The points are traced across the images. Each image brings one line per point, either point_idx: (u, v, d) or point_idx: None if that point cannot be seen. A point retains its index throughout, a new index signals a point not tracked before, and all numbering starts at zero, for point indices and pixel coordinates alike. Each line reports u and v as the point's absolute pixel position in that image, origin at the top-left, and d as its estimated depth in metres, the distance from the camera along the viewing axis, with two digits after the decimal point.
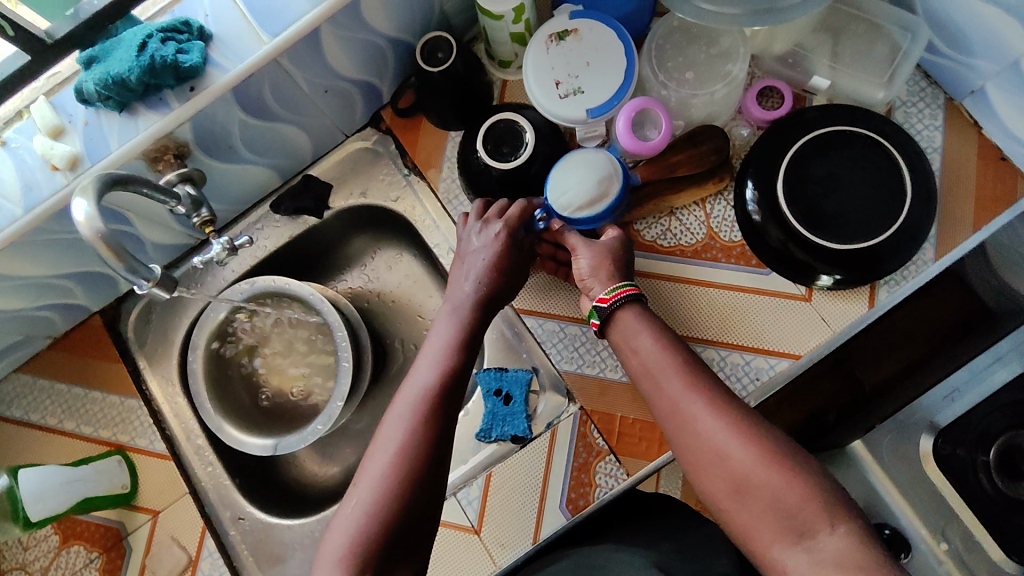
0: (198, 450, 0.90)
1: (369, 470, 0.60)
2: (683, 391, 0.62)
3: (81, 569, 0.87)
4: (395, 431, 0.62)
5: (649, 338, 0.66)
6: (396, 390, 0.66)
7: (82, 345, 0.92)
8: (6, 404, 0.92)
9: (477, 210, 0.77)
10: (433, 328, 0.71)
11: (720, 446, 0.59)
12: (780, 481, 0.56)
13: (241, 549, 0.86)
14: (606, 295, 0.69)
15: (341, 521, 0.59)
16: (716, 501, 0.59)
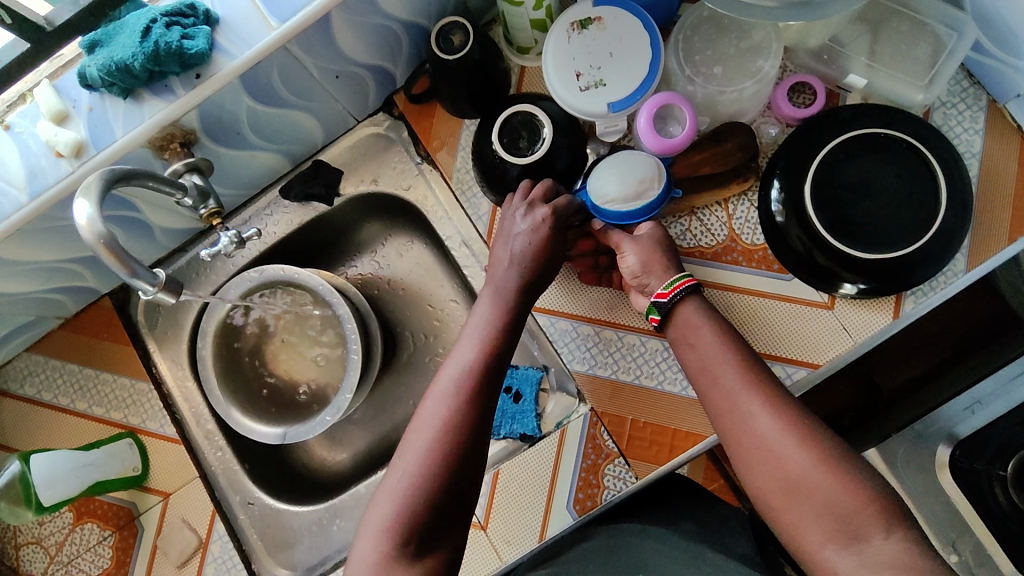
0: (208, 435, 0.90)
1: (410, 446, 0.59)
2: (741, 388, 0.63)
3: (95, 545, 0.87)
4: (437, 409, 0.61)
5: (708, 334, 0.66)
6: (438, 369, 0.65)
7: (93, 326, 0.92)
8: (19, 382, 0.92)
9: (523, 186, 0.74)
10: (475, 307, 0.69)
11: (776, 445, 0.59)
12: (834, 486, 0.56)
13: (251, 534, 0.86)
14: (665, 290, 0.69)
15: (383, 494, 0.58)
16: (765, 500, 0.60)
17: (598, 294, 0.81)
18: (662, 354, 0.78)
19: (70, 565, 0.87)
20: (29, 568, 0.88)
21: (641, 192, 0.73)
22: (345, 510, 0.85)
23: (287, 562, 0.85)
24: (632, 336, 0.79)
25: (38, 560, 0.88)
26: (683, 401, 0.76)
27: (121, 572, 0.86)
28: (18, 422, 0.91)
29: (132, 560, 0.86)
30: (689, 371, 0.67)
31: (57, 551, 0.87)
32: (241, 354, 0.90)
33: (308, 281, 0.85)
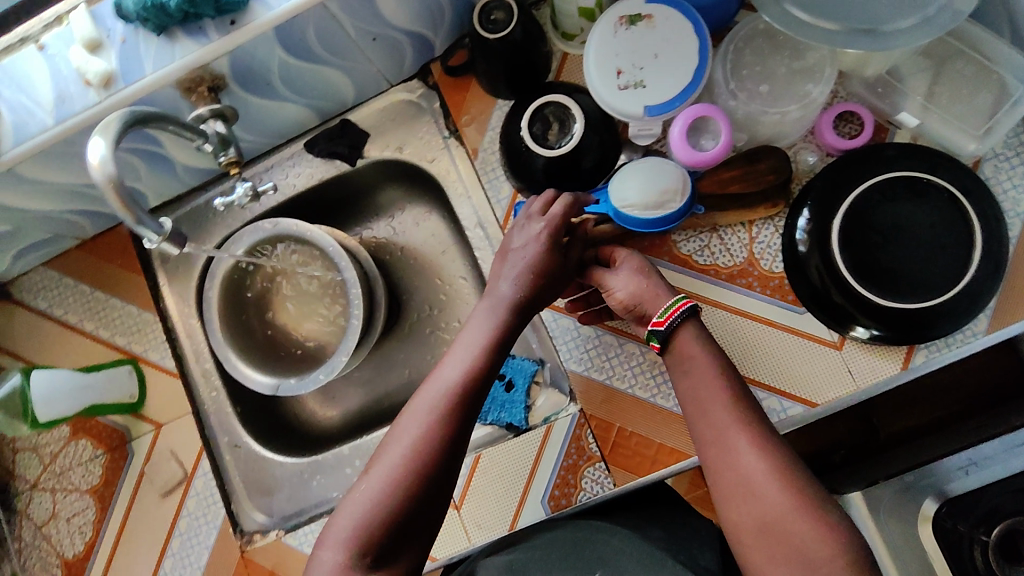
0: (204, 374, 0.90)
1: (384, 458, 0.60)
2: (729, 423, 0.60)
3: (86, 462, 0.90)
4: (415, 425, 0.61)
5: (702, 360, 0.64)
6: (421, 383, 0.64)
7: (109, 251, 0.94)
8: (34, 294, 0.95)
9: (536, 206, 0.72)
10: (467, 325, 0.68)
11: (755, 484, 0.57)
12: (810, 533, 0.54)
13: (233, 475, 0.86)
14: (660, 317, 0.66)
15: (351, 499, 0.58)
16: (737, 538, 0.58)
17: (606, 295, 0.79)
18: (660, 366, 0.77)
19: (62, 476, 0.90)
20: (23, 472, 0.91)
21: (659, 204, 0.72)
22: (329, 466, 0.86)
23: (263, 508, 0.86)
24: (633, 344, 0.78)
25: (33, 466, 0.91)
26: (673, 416, 0.76)
27: (107, 490, 0.89)
28: (29, 333, 0.94)
29: (119, 481, 0.89)
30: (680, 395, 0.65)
31: (51, 461, 0.91)
32: (250, 299, 0.91)
33: (320, 239, 0.85)
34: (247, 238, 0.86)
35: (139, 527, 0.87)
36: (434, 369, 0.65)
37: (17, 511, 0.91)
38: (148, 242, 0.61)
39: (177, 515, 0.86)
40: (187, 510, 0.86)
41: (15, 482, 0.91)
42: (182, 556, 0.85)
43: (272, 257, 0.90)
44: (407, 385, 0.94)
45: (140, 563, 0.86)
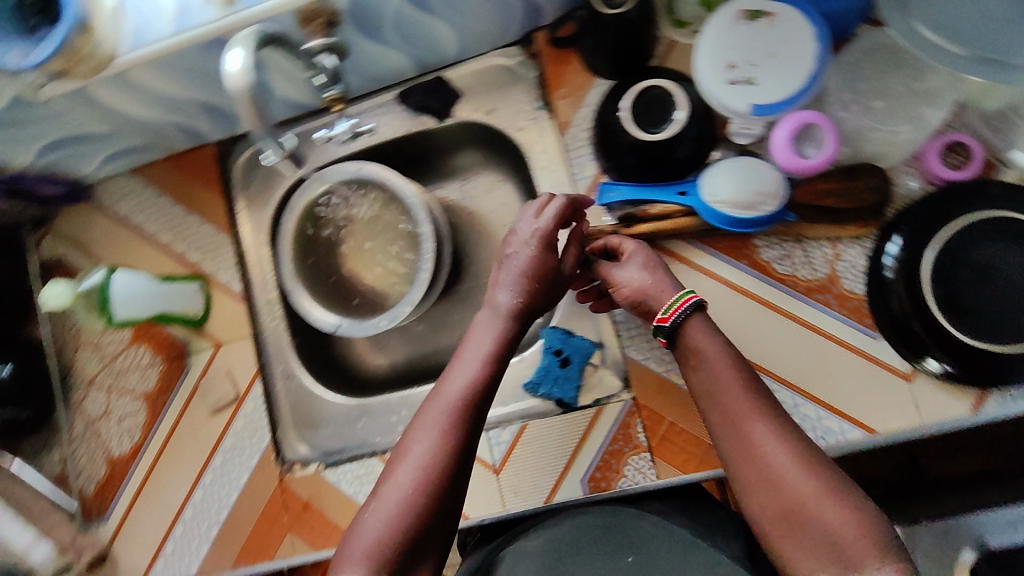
0: (267, 304, 0.92)
1: (396, 477, 0.58)
2: (747, 414, 0.59)
3: (144, 367, 0.93)
4: (425, 438, 0.59)
5: (712, 353, 0.63)
6: (427, 395, 0.63)
7: (195, 168, 0.96)
8: (117, 199, 0.98)
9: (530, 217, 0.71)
10: (471, 338, 0.66)
11: (779, 471, 0.55)
12: (835, 516, 0.52)
13: (282, 402, 0.90)
14: (665, 314, 0.65)
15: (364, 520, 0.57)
16: (758, 526, 0.56)
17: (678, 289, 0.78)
18: None
19: (119, 377, 0.93)
20: (82, 368, 0.94)
21: (750, 203, 0.72)
22: (375, 411, 0.89)
23: (306, 442, 0.88)
24: None
25: (93, 363, 0.94)
26: None
27: (160, 398, 0.92)
28: (107, 236, 0.97)
29: (173, 391, 0.91)
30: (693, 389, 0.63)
31: (111, 361, 0.94)
32: (320, 238, 0.93)
33: (403, 191, 0.87)
34: (336, 176, 0.89)
35: (186, 439, 0.90)
36: (438, 381, 0.64)
37: (72, 404, 0.93)
38: (266, 159, 0.67)
39: (223, 434, 0.89)
40: (234, 431, 0.89)
41: (73, 377, 0.94)
42: (223, 473, 0.88)
43: (353, 200, 0.92)
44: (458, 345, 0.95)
45: (182, 472, 0.89)
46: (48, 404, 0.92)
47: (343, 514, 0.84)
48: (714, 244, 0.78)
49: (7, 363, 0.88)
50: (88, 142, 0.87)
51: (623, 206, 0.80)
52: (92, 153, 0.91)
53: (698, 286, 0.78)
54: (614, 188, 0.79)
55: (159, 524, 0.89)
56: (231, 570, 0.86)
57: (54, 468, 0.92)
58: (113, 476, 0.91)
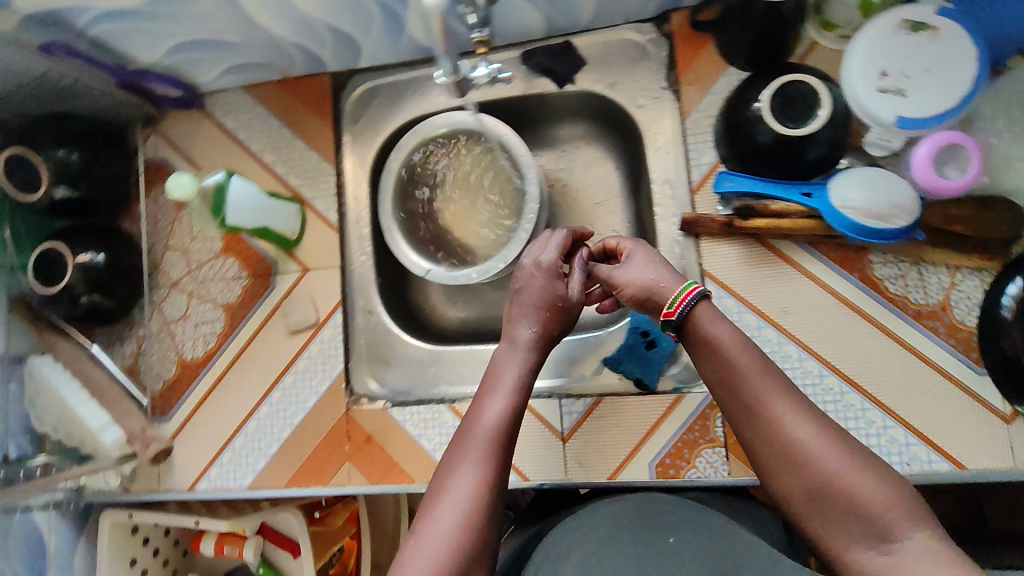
0: (358, 239, 0.93)
1: (443, 513, 0.58)
2: (768, 397, 0.60)
3: (229, 279, 0.93)
4: (470, 472, 0.61)
5: (728, 337, 0.64)
6: (459, 431, 0.65)
7: (306, 95, 0.94)
8: (224, 112, 0.96)
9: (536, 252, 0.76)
10: (496, 375, 0.69)
11: (808, 450, 0.57)
12: (865, 488, 0.54)
13: (359, 335, 0.92)
14: (671, 308, 0.66)
15: (414, 558, 0.56)
16: (790, 506, 0.58)
17: (783, 292, 0.78)
18: (813, 379, 0.76)
19: (202, 285, 0.94)
20: (167, 270, 0.95)
21: (882, 213, 0.71)
22: (447, 360, 0.90)
23: (377, 377, 0.91)
24: (792, 346, 0.77)
25: (178, 266, 0.95)
26: None
27: (240, 311, 0.93)
28: (208, 146, 0.96)
29: (253, 307, 0.92)
30: (711, 374, 0.64)
31: (195, 267, 0.94)
32: (421, 182, 0.93)
33: (516, 149, 0.85)
34: (445, 120, 0.87)
35: (258, 355, 0.91)
36: (467, 417, 0.66)
37: (151, 302, 0.95)
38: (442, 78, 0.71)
39: (297, 356, 0.90)
40: (308, 353, 0.90)
41: (156, 276, 0.95)
42: (291, 393, 0.90)
43: (459, 151, 0.92)
44: None
45: (251, 387, 0.91)
46: (131, 297, 0.93)
47: (404, 455, 0.86)
48: (827, 252, 0.77)
49: (99, 253, 0.87)
50: (210, 51, 0.86)
51: (734, 198, 0.80)
52: (210, 63, 0.89)
53: (802, 291, 0.78)
54: (731, 179, 0.79)
55: (220, 433, 0.91)
56: (285, 488, 0.88)
57: (127, 359, 0.94)
58: (181, 378, 0.93)
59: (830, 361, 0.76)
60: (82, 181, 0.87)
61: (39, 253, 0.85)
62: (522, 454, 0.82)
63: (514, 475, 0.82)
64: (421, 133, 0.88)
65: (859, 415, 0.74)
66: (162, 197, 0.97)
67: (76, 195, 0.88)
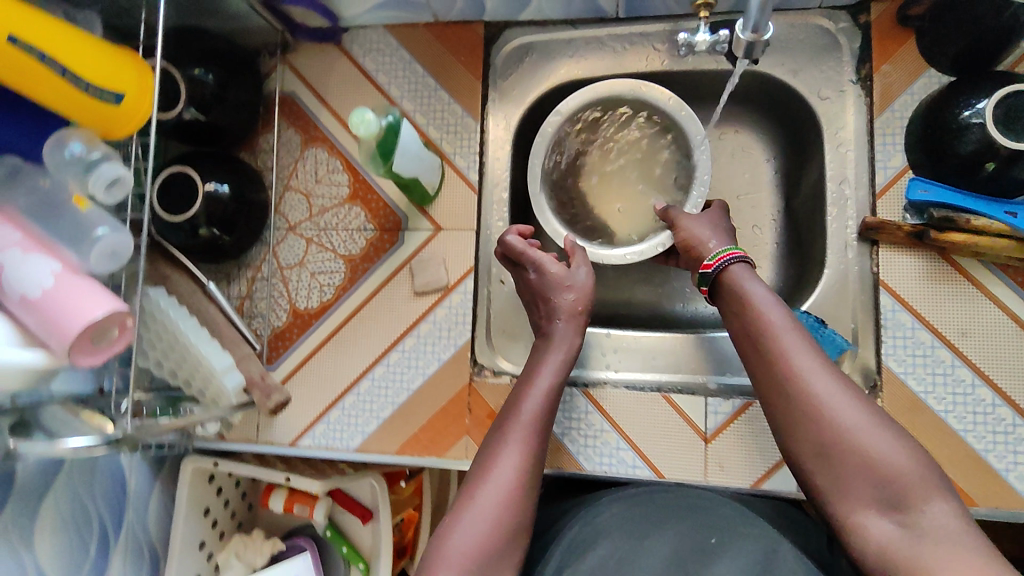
0: (497, 204, 0.88)
1: (488, 488, 0.64)
2: (793, 354, 0.62)
3: (353, 229, 0.88)
4: (512, 453, 0.67)
5: (765, 299, 0.66)
6: (504, 420, 0.71)
7: (456, 42, 0.87)
8: (363, 51, 0.89)
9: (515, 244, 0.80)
10: (534, 369, 0.75)
11: (829, 411, 0.59)
12: (883, 451, 0.57)
13: (487, 307, 0.87)
14: (710, 261, 0.72)
15: (460, 524, 0.62)
16: (802, 462, 0.61)
17: (962, 312, 0.75)
18: (984, 408, 0.74)
19: (323, 233, 0.88)
20: (287, 212, 0.89)
21: None
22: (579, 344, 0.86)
23: (505, 353, 0.86)
24: (965, 371, 0.75)
25: (299, 210, 0.89)
26: (972, 455, 0.74)
27: (363, 264, 0.87)
28: (341, 83, 0.89)
29: (377, 262, 0.87)
30: (745, 331, 0.67)
31: (317, 214, 0.88)
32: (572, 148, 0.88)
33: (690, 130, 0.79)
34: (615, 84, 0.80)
35: (379, 312, 0.86)
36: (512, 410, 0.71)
37: (266, 245, 0.89)
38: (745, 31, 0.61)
39: (421, 318, 0.85)
40: (432, 318, 0.85)
41: (276, 217, 0.89)
42: (411, 356, 0.85)
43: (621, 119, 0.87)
44: (661, 301, 0.95)
45: (369, 344, 0.86)
46: (247, 237, 0.86)
47: None
48: (1015, 276, 0.75)
49: (224, 183, 0.80)
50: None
51: (926, 207, 0.75)
52: None
53: (982, 314, 0.75)
54: (924, 186, 0.75)
55: (329, 389, 0.85)
56: (395, 455, 0.83)
57: (235, 298, 0.89)
58: (292, 328, 0.87)
59: (1006, 392, 0.74)
60: (213, 108, 0.80)
61: (165, 177, 0.79)
62: (658, 449, 0.79)
63: (648, 471, 0.79)
64: (595, 90, 0.81)
65: None
66: (288, 133, 0.90)
67: (203, 120, 0.81)
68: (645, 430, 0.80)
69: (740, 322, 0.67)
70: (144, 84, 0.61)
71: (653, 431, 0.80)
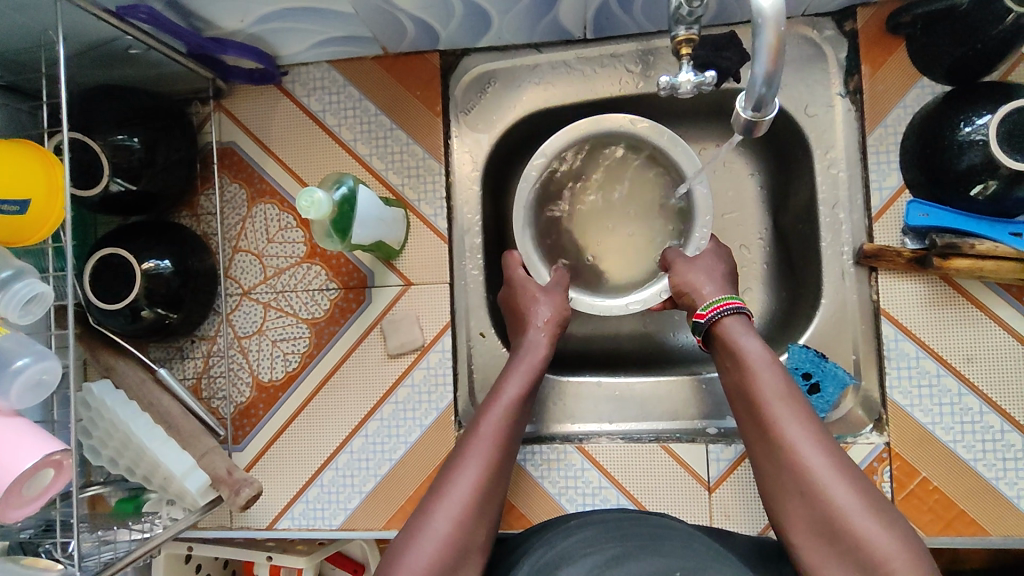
0: (470, 250, 0.82)
1: (439, 510, 0.59)
2: (783, 415, 0.58)
3: (315, 289, 0.80)
4: (470, 470, 0.62)
5: (758, 357, 0.62)
6: (462, 438, 0.66)
7: (411, 75, 0.79)
8: (307, 90, 0.80)
9: (517, 261, 0.80)
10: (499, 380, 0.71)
11: (817, 477, 0.55)
12: (877, 534, 0.51)
13: (469, 364, 0.81)
14: (703, 311, 0.68)
15: (405, 551, 0.56)
16: (792, 534, 0.55)
17: (968, 337, 0.71)
18: (994, 436, 0.70)
19: (281, 295, 0.80)
20: (239, 276, 0.81)
21: None
22: (569, 394, 0.81)
23: None
24: (973, 398, 0.70)
25: (252, 273, 0.81)
26: (985, 485, 0.70)
27: (329, 328, 0.80)
28: (287, 129, 0.81)
29: (344, 324, 0.80)
30: (739, 390, 0.63)
31: (273, 274, 0.81)
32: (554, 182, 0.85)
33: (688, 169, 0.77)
34: (606, 122, 0.77)
35: (352, 380, 0.79)
36: (470, 429, 0.66)
37: (219, 313, 0.81)
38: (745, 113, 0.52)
39: (398, 383, 0.78)
40: (410, 381, 0.78)
41: (227, 282, 0.81)
42: (391, 425, 0.78)
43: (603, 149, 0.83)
44: (652, 334, 0.90)
45: (343, 415, 0.79)
46: (197, 311, 0.77)
47: (524, 497, 0.77)
48: (1019, 296, 0.70)
49: (165, 258, 0.72)
50: (310, 21, 0.69)
51: (926, 231, 0.71)
52: (300, 35, 0.73)
53: (990, 338, 0.71)
54: (925, 209, 0.70)
55: (305, 466, 0.79)
56: (382, 531, 0.77)
57: (189, 378, 0.81)
58: (257, 403, 0.80)
59: (1014, 417, 0.70)
60: (142, 174, 0.71)
61: (97, 260, 0.70)
62: (660, 502, 0.75)
63: None
64: (575, 128, 0.77)
65: None
66: (231, 188, 0.81)
67: (133, 190, 0.72)
68: (645, 483, 0.75)
69: (733, 380, 0.64)
70: (52, 183, 0.53)
71: (653, 481, 0.75)
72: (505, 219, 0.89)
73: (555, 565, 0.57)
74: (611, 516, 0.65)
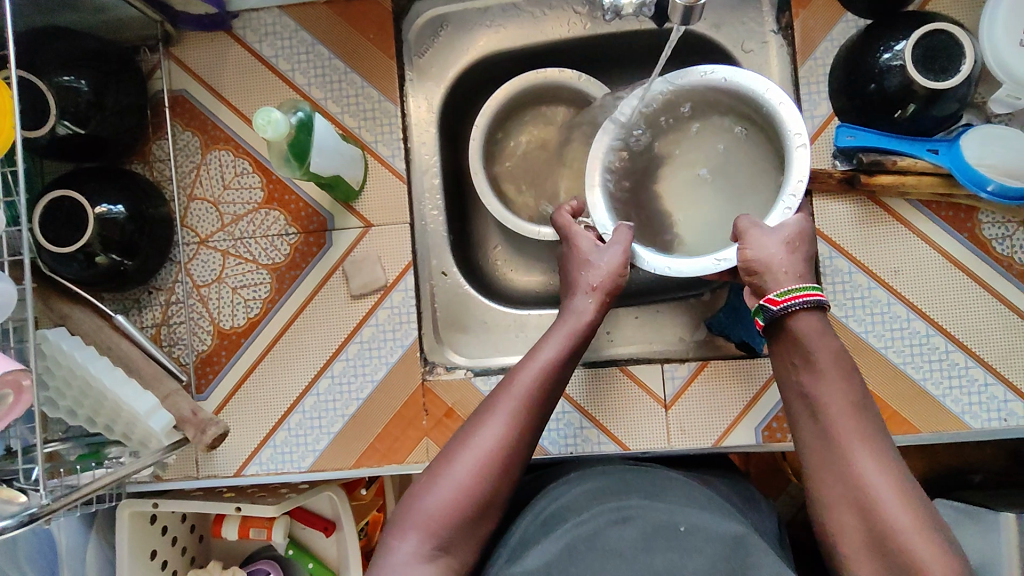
0: (429, 191, 0.84)
1: (459, 461, 0.59)
2: (851, 434, 0.58)
3: (274, 234, 0.80)
4: (496, 424, 0.61)
5: (832, 371, 0.60)
6: (496, 388, 0.64)
7: (362, 19, 0.80)
8: (259, 36, 0.80)
9: (567, 217, 0.75)
10: (541, 338, 0.67)
11: (878, 496, 0.55)
12: (929, 555, 0.52)
13: (433, 302, 0.84)
14: (778, 297, 0.62)
15: (426, 494, 0.59)
16: (839, 543, 0.56)
17: (892, 251, 0.77)
18: (919, 339, 0.76)
19: (240, 242, 0.80)
20: (195, 224, 0.81)
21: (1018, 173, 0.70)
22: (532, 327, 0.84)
23: (456, 347, 0.84)
24: (900, 307, 0.76)
25: (208, 221, 0.81)
26: (912, 387, 0.76)
27: (291, 273, 0.80)
28: (242, 75, 0.80)
29: (306, 267, 0.80)
30: (803, 394, 0.62)
31: (230, 223, 0.80)
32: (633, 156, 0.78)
33: (753, 96, 0.70)
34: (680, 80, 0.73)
35: (315, 321, 0.80)
36: (503, 384, 0.64)
37: (177, 263, 0.80)
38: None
39: (363, 322, 0.79)
40: (375, 321, 0.79)
41: (184, 231, 0.81)
42: (357, 364, 0.79)
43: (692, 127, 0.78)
44: None
45: (309, 356, 0.80)
46: (153, 258, 0.77)
47: None
48: (937, 211, 0.76)
49: (118, 203, 0.71)
50: None
51: (855, 152, 0.77)
52: None
53: (911, 249, 0.76)
54: (853, 132, 0.75)
55: (272, 409, 0.79)
56: (352, 469, 0.79)
57: (149, 327, 0.80)
58: (219, 350, 0.80)
59: (936, 321, 0.76)
60: (91, 117, 0.70)
61: (48, 203, 0.69)
62: (622, 423, 0.78)
63: (614, 444, 0.78)
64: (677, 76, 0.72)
65: (962, 373, 0.75)
66: (185, 136, 0.81)
67: (82, 133, 0.71)
68: (607, 405, 0.78)
69: (800, 382, 0.62)
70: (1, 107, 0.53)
71: (615, 405, 0.78)
72: (463, 164, 0.91)
73: (557, 517, 0.60)
74: (615, 468, 0.67)
